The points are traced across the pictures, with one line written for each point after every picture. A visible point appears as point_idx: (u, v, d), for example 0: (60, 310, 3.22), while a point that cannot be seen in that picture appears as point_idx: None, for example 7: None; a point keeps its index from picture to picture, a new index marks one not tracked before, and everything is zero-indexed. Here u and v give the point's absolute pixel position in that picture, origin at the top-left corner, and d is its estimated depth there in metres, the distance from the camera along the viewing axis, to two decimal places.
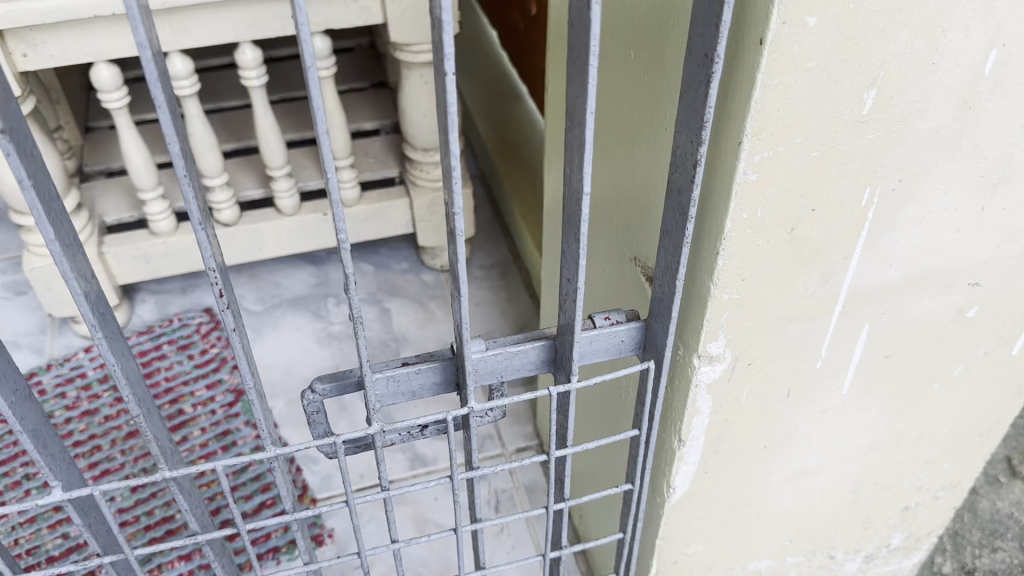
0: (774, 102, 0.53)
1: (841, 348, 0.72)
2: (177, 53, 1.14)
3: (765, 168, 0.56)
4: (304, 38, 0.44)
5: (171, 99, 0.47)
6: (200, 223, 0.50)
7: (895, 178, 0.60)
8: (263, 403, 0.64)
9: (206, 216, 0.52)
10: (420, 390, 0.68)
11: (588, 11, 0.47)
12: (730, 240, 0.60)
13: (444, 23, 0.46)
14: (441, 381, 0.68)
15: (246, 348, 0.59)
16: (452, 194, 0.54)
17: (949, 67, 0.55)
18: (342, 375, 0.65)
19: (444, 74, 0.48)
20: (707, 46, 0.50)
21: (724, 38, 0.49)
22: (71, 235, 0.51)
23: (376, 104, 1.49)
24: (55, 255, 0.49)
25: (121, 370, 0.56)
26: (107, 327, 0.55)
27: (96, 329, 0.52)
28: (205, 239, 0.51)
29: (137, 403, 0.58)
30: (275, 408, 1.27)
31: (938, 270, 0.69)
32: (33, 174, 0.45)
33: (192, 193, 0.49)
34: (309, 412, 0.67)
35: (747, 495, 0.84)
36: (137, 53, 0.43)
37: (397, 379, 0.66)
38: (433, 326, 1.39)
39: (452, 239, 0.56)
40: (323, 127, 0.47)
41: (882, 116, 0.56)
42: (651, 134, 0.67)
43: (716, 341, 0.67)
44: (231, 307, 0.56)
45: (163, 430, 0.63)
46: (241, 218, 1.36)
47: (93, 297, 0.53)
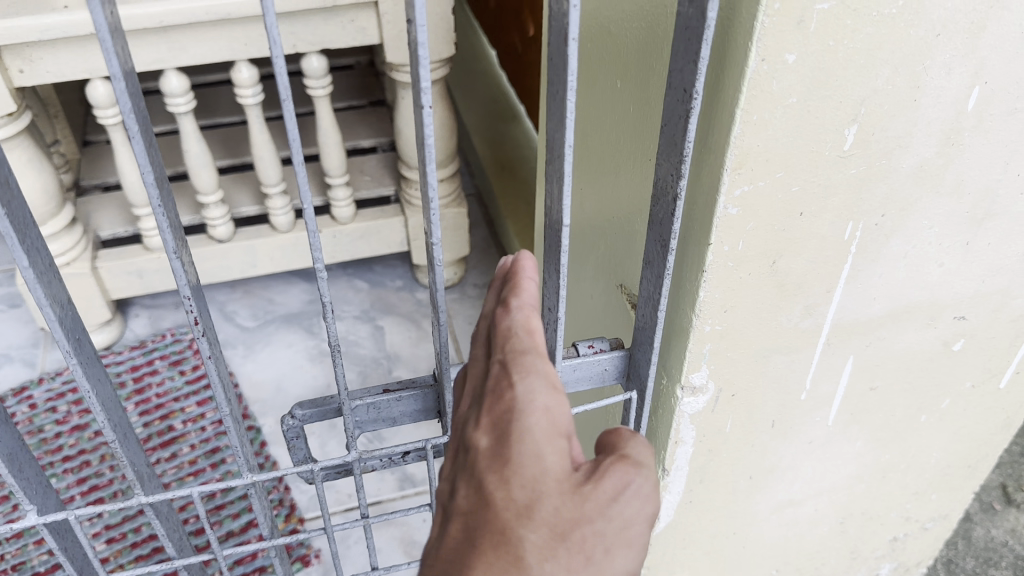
0: (753, 138, 0.53)
1: (826, 379, 0.71)
2: (172, 71, 1.14)
3: (745, 203, 0.56)
4: (278, 70, 0.44)
5: (145, 127, 0.47)
6: (175, 251, 0.50)
7: (878, 213, 0.60)
8: (241, 428, 0.63)
9: (182, 244, 0.52)
10: (401, 416, 0.68)
11: (566, 47, 0.47)
12: (711, 272, 0.59)
13: (420, 57, 0.46)
14: (422, 408, 0.68)
15: (222, 375, 0.59)
16: (431, 224, 0.53)
17: (932, 104, 0.55)
18: (321, 401, 0.65)
19: (422, 107, 0.48)
20: (686, 82, 0.50)
21: (702, 74, 0.49)
22: (46, 261, 0.51)
23: (374, 122, 1.50)
24: (30, 282, 0.48)
25: (97, 396, 0.56)
26: (83, 352, 0.55)
27: (71, 355, 0.52)
28: (181, 268, 0.51)
29: (113, 430, 0.57)
30: (265, 426, 1.27)
31: (923, 303, 0.68)
32: (9, 203, 0.45)
33: (167, 224, 0.49)
34: (288, 437, 0.66)
35: (732, 525, 0.83)
36: (111, 85, 0.43)
37: (378, 406, 0.66)
38: (425, 344, 1.39)
39: (431, 268, 0.56)
40: (298, 157, 0.47)
41: (864, 152, 0.56)
42: (636, 162, 0.67)
43: (699, 372, 0.66)
44: (207, 334, 0.56)
45: (140, 454, 0.63)
46: (235, 234, 1.36)
47: (68, 324, 0.52)
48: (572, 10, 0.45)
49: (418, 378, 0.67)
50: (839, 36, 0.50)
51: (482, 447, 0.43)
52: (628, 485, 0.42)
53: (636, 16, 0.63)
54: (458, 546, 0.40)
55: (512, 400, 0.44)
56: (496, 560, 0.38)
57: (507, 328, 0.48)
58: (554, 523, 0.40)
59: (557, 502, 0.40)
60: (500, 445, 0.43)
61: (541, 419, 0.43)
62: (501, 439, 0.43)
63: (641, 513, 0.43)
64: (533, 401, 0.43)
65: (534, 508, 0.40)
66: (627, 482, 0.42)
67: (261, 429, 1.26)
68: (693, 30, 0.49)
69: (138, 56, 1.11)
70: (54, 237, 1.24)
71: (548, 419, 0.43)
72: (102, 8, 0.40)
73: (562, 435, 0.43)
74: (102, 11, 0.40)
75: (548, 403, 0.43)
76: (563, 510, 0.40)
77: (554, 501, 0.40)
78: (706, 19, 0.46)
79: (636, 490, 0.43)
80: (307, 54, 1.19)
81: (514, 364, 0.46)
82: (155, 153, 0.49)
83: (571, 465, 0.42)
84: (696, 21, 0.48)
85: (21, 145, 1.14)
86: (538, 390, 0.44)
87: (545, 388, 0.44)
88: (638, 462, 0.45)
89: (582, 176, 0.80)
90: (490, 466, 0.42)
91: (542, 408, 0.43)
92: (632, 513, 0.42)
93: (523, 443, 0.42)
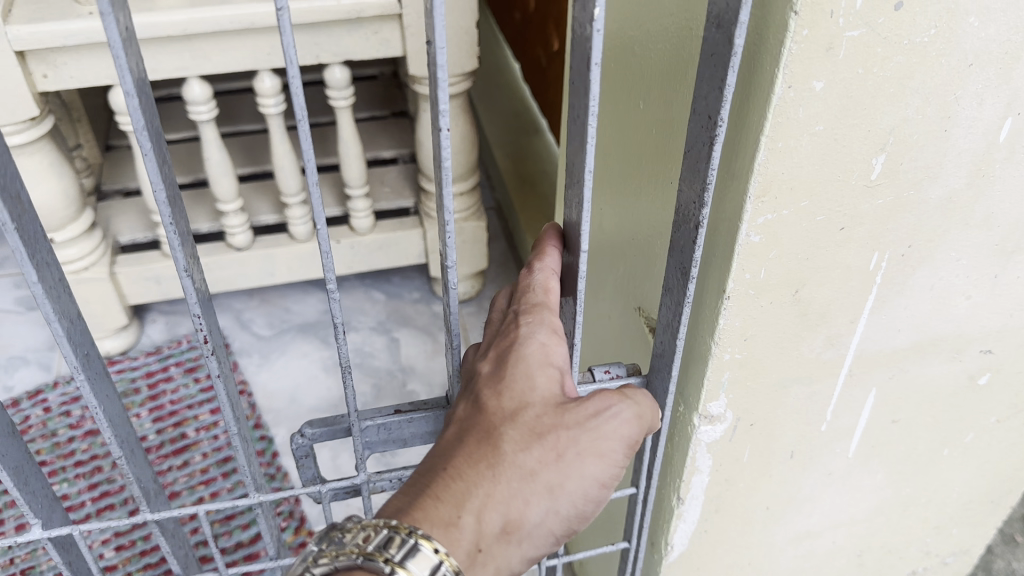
0: (778, 165, 0.51)
1: (847, 412, 0.69)
2: (194, 78, 1.14)
3: (768, 231, 0.55)
4: (295, 89, 0.43)
5: (156, 139, 0.46)
6: (185, 270, 0.49)
7: (905, 243, 0.58)
8: (250, 447, 0.62)
9: (194, 262, 0.51)
10: (412, 437, 0.67)
11: (587, 72, 0.46)
12: (733, 300, 0.58)
13: (439, 79, 0.45)
14: (434, 430, 0.67)
15: (231, 394, 0.58)
16: (446, 247, 0.52)
17: (962, 134, 0.54)
18: (331, 420, 0.64)
19: (439, 129, 0.47)
20: (711, 108, 0.49)
21: (728, 101, 0.47)
22: (54, 275, 0.50)
23: (396, 133, 1.49)
24: (37, 297, 0.48)
25: (104, 412, 0.55)
26: (90, 368, 0.54)
27: (79, 370, 0.52)
28: (191, 285, 0.50)
29: (119, 445, 0.57)
30: (278, 437, 1.27)
31: (949, 336, 0.66)
32: (17, 217, 0.44)
33: (178, 241, 0.48)
34: (297, 455, 0.65)
35: (749, 555, 0.81)
36: (124, 102, 0.42)
37: (388, 426, 0.65)
38: (441, 357, 1.39)
39: (445, 290, 0.55)
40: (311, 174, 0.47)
41: (892, 182, 0.54)
42: (657, 182, 0.66)
43: (717, 401, 0.65)
44: (216, 352, 0.55)
45: (147, 471, 0.62)
46: (254, 242, 1.36)
47: (78, 337, 0.52)
48: (595, 35, 0.44)
49: (430, 399, 0.66)
50: (869, 63, 0.48)
51: (485, 371, 0.53)
52: (606, 406, 0.51)
53: (660, 36, 0.62)
54: (459, 436, 0.51)
55: (516, 335, 0.53)
56: (483, 446, 0.50)
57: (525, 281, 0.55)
58: (533, 424, 0.50)
59: (539, 410, 0.50)
60: (500, 367, 0.53)
61: (537, 351, 0.52)
62: (502, 364, 0.52)
63: (619, 430, 0.52)
64: (533, 337, 0.52)
65: (518, 414, 0.50)
66: (606, 405, 0.51)
67: (273, 439, 1.26)
68: (718, 56, 0.47)
69: (161, 64, 1.11)
70: (73, 242, 1.24)
71: (543, 352, 0.52)
72: (118, 21, 0.39)
73: (553, 364, 0.52)
74: (118, 27, 0.39)
75: (545, 339, 0.52)
76: (543, 417, 0.50)
77: (536, 410, 0.50)
78: (732, 46, 0.45)
79: (616, 414, 0.52)
80: (330, 65, 1.19)
81: (523, 309, 0.54)
82: (165, 165, 0.48)
83: (558, 387, 0.52)
84: (723, 46, 0.47)
85: (42, 150, 1.14)
86: (540, 329, 0.52)
87: (546, 328, 0.53)
88: (625, 394, 0.53)
89: (603, 196, 0.79)
90: (490, 382, 0.52)
91: (539, 342, 0.52)
92: (609, 428, 0.51)
93: (518, 366, 0.51)
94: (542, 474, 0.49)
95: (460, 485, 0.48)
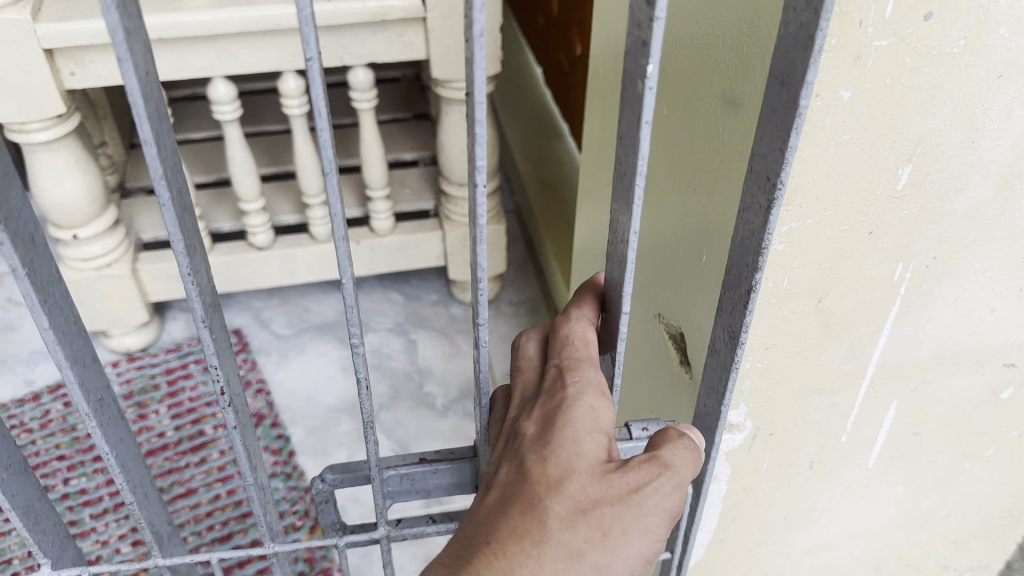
0: (804, 174, 0.51)
1: (868, 423, 0.69)
2: (220, 78, 1.15)
3: (793, 239, 0.55)
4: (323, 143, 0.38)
5: (182, 194, 0.42)
6: (203, 322, 0.47)
7: (930, 254, 0.58)
8: (265, 495, 0.62)
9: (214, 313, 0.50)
10: (435, 489, 0.63)
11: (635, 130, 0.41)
12: (755, 308, 0.58)
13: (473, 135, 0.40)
14: (460, 482, 0.63)
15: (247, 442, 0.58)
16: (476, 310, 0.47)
17: (990, 146, 0.53)
18: (351, 468, 0.62)
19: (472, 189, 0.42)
20: (770, 170, 0.44)
21: (790, 163, 0.43)
22: (68, 317, 0.50)
23: (417, 136, 1.50)
24: (49, 343, 0.47)
25: (116, 456, 0.55)
26: (105, 413, 0.54)
27: (90, 417, 0.51)
28: (210, 340, 0.48)
29: (130, 491, 0.56)
30: (295, 435, 1.28)
31: (972, 348, 0.66)
32: (29, 262, 0.44)
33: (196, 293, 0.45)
34: (316, 500, 0.64)
35: (765, 566, 0.81)
36: (141, 149, 0.38)
37: (411, 477, 0.61)
38: (459, 360, 1.39)
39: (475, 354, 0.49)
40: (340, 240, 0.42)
41: (918, 193, 0.54)
42: (680, 190, 0.66)
43: (738, 409, 0.65)
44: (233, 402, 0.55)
45: (159, 514, 0.62)
46: (275, 242, 1.36)
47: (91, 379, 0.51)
48: (646, 91, 0.39)
49: (458, 449, 0.62)
50: (898, 73, 0.48)
51: (529, 433, 0.46)
52: (656, 482, 0.44)
53: (686, 44, 0.62)
54: (499, 505, 0.45)
55: (562, 394, 0.46)
56: (525, 522, 0.43)
57: (569, 332, 0.49)
58: (578, 500, 0.43)
59: (585, 482, 0.43)
60: (545, 430, 0.46)
61: (584, 413, 0.45)
62: (546, 426, 0.45)
63: (668, 505, 0.45)
64: (580, 396, 0.46)
65: (563, 485, 0.43)
66: (656, 476, 0.44)
67: (290, 438, 1.28)
68: (780, 116, 0.43)
69: (188, 63, 1.12)
70: (97, 238, 1.25)
71: (591, 416, 0.45)
72: (136, 68, 0.35)
73: (602, 429, 0.45)
74: (134, 71, 0.35)
75: (594, 400, 0.46)
76: (588, 489, 0.43)
77: (582, 481, 0.43)
78: (797, 107, 0.40)
79: (667, 487, 0.44)
80: (354, 67, 1.20)
81: (570, 365, 0.47)
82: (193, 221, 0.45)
83: (606, 455, 0.45)
84: (785, 105, 0.42)
85: (68, 147, 1.16)
86: (587, 392, 0.46)
87: (595, 388, 0.46)
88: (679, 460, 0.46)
89: None
90: (533, 447, 0.45)
91: (586, 403, 0.45)
92: (659, 504, 0.44)
93: (563, 431, 0.44)
94: (588, 558, 0.43)
95: (498, 568, 0.42)
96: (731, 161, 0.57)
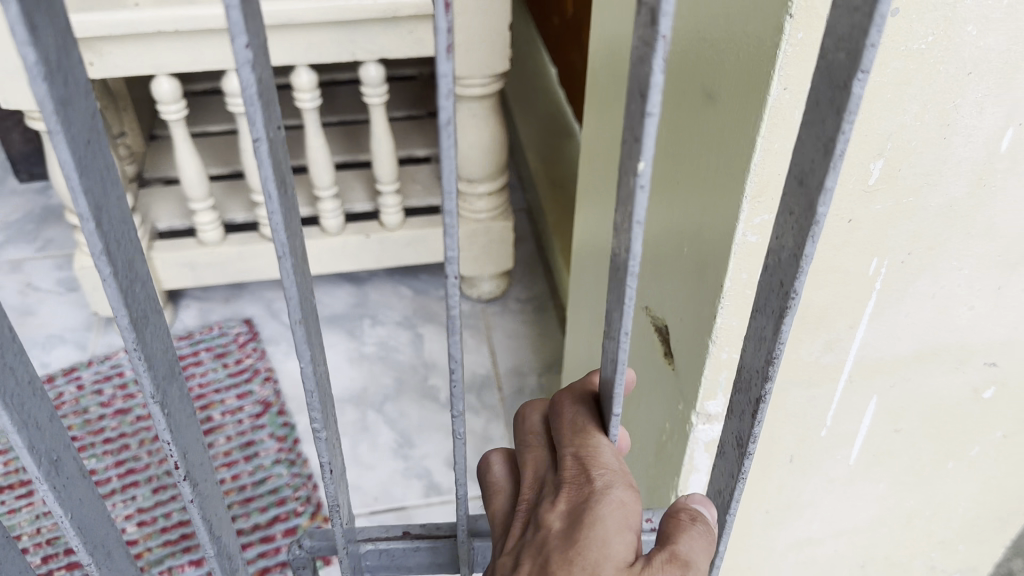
0: (773, 166, 0.53)
1: (848, 418, 0.70)
2: (234, 71, 1.18)
3: (765, 230, 0.56)
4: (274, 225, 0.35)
5: (130, 261, 0.38)
6: (153, 394, 0.41)
7: (904, 250, 0.59)
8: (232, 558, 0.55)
9: (172, 377, 0.44)
10: (416, 567, 0.60)
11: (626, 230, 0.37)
12: (729, 298, 0.59)
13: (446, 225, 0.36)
14: (440, 564, 0.60)
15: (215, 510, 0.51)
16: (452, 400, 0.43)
17: (963, 142, 0.54)
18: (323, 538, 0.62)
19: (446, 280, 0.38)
20: (783, 275, 0.43)
21: (806, 273, 0.42)
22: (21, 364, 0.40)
23: (430, 133, 1.52)
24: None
25: (72, 522, 0.46)
26: (62, 473, 0.44)
27: (43, 482, 0.43)
28: (160, 411, 0.42)
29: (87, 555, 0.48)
30: (300, 423, 1.32)
31: (952, 346, 0.66)
32: None
33: (144, 365, 0.40)
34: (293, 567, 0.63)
35: (749, 559, 0.81)
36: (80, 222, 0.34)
37: (390, 553, 0.59)
38: (464, 355, 1.41)
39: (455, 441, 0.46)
40: (297, 323, 0.39)
41: (889, 188, 0.55)
42: (665, 184, 0.67)
43: (715, 399, 0.66)
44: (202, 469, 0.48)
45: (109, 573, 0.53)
46: (286, 234, 1.39)
47: (45, 446, 0.42)
48: (637, 192, 0.35)
49: (443, 526, 0.59)
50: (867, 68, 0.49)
51: (553, 528, 0.45)
52: None
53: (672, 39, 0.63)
54: None
55: (587, 489, 0.45)
56: None
57: (586, 416, 0.47)
58: None
59: None
60: (569, 526, 0.44)
61: (611, 512, 0.44)
62: (572, 525, 0.44)
63: None
64: (607, 493, 0.44)
65: None
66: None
67: (295, 425, 1.31)
68: (795, 219, 0.41)
69: (203, 55, 1.15)
70: None
71: (620, 513, 0.44)
72: (72, 140, 0.32)
73: (631, 529, 0.44)
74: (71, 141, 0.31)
75: (622, 496, 0.44)
76: None
77: None
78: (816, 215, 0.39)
79: None
80: (366, 62, 1.22)
81: (591, 456, 0.45)
82: (148, 287, 0.40)
83: (632, 556, 0.44)
84: (804, 208, 0.40)
85: None
86: (614, 485, 0.44)
87: (620, 483, 0.45)
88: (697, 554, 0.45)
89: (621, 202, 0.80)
90: (558, 547, 0.44)
91: (614, 503, 0.44)
92: None
93: (592, 531, 0.43)
94: None
95: None
96: (708, 157, 0.59)
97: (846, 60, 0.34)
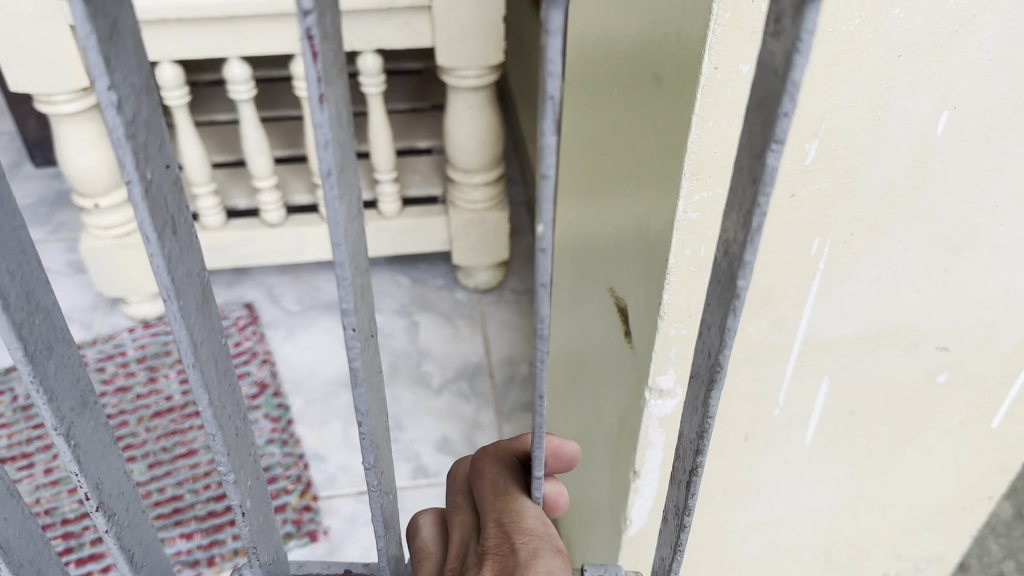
0: (711, 145, 0.55)
1: (800, 397, 0.71)
2: (235, 59, 1.22)
3: (706, 208, 0.58)
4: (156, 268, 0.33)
5: (32, 290, 0.37)
6: (59, 427, 0.40)
7: (846, 231, 0.60)
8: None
9: (87, 408, 0.42)
10: None
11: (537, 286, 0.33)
12: (675, 274, 0.61)
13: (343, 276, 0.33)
14: None
15: (148, 534, 0.49)
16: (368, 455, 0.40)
17: (898, 124, 0.55)
18: None
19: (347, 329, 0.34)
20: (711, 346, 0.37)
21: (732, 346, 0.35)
22: None
23: (431, 125, 1.55)
24: None
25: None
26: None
27: None
28: (69, 445, 0.41)
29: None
30: (294, 405, 1.35)
31: (901, 328, 0.68)
32: None
33: (46, 399, 0.39)
34: None
35: (710, 538, 0.83)
36: None
37: None
38: (458, 342, 1.44)
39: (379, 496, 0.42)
40: (194, 366, 0.37)
41: (826, 168, 0.57)
42: (623, 167, 0.70)
43: (666, 375, 0.68)
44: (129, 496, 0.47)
45: None
46: (286, 220, 1.42)
47: None
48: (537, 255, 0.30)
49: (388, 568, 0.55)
50: None
51: None
52: None
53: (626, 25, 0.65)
54: None
55: (516, 559, 0.45)
56: None
57: (509, 489, 0.49)
58: None
59: None
60: None
61: None
62: None
63: None
64: (535, 562, 0.45)
65: None
66: None
67: (289, 407, 1.34)
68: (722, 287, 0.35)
69: (203, 44, 1.18)
70: (117, 208, 1.33)
71: None
72: None
73: None
74: None
75: (551, 566, 0.45)
76: None
77: None
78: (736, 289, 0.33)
79: None
80: (363, 53, 1.25)
81: (515, 526, 0.47)
82: (54, 317, 0.39)
83: None
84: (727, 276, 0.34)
85: (92, 119, 1.23)
86: (541, 553, 0.45)
87: (550, 553, 0.46)
88: None
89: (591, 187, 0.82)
90: None
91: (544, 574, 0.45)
92: None
93: None
94: None
95: None
96: (656, 136, 0.60)
97: (758, 115, 0.28)
